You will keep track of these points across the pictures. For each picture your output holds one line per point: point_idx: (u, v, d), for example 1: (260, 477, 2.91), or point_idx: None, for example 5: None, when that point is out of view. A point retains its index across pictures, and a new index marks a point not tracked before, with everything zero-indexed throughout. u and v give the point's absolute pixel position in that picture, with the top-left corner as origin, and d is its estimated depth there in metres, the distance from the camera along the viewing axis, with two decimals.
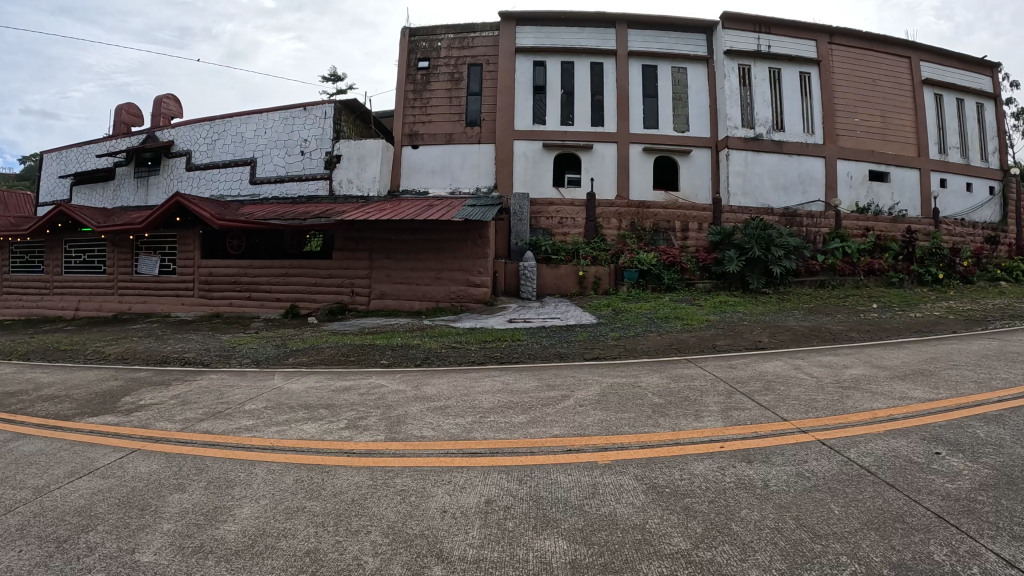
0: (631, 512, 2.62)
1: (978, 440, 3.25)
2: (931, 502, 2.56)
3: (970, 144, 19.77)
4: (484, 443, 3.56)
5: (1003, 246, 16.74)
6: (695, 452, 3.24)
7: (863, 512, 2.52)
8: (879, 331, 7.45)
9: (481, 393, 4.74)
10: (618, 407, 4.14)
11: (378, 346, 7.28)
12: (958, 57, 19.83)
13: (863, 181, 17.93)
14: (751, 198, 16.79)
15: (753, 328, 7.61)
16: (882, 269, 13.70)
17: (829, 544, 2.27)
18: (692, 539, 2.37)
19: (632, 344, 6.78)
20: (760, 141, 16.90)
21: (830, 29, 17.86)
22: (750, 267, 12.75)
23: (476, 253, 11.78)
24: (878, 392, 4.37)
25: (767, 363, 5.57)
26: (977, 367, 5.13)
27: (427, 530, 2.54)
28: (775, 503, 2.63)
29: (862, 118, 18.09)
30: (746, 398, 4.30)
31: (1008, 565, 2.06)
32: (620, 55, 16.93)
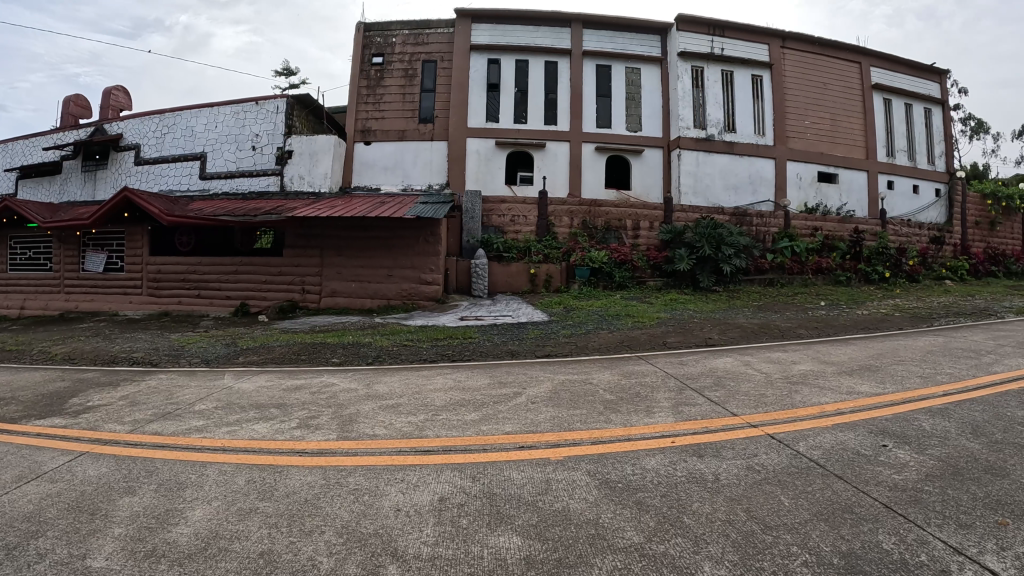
0: (584, 507, 2.65)
1: (923, 433, 3.37)
2: (879, 493, 2.65)
3: (918, 147, 20.46)
4: (437, 441, 3.54)
5: (947, 246, 17.09)
6: (648, 447, 3.28)
7: (813, 503, 2.58)
8: (826, 328, 7.63)
9: (433, 390, 4.70)
10: (570, 403, 4.17)
11: (328, 345, 7.15)
12: (908, 64, 20.45)
13: (812, 183, 18.41)
14: (702, 198, 17.10)
15: (703, 326, 7.67)
16: (830, 268, 14.17)
17: (780, 535, 2.34)
18: (645, 532, 2.41)
19: (586, 341, 6.81)
20: (711, 142, 17.20)
21: (782, 34, 18.23)
22: (701, 266, 12.99)
23: (429, 250, 11.83)
24: (826, 387, 4.50)
25: (717, 359, 5.68)
26: (920, 363, 5.30)
27: (381, 529, 2.52)
28: (725, 496, 2.68)
29: (813, 121, 18.55)
30: (697, 393, 4.38)
31: (955, 552, 2.16)
32: (576, 53, 17.02)
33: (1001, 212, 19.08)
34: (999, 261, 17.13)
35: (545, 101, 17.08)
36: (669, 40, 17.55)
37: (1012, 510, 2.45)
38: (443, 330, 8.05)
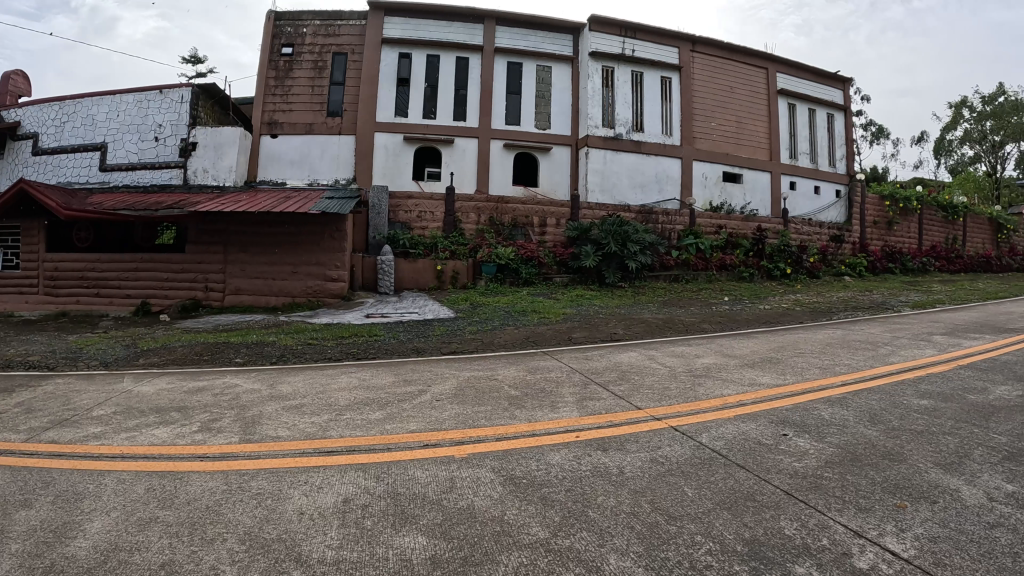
0: (490, 504, 2.64)
1: (821, 422, 3.52)
2: (780, 480, 2.74)
3: (819, 150, 21.56)
4: (341, 441, 3.46)
5: (846, 244, 17.79)
6: (552, 443, 3.29)
7: (715, 492, 2.64)
8: (730, 322, 7.93)
9: (337, 389, 4.60)
10: (475, 400, 4.16)
11: (233, 344, 6.88)
12: (813, 71, 21.42)
13: (716, 182, 19.14)
14: (609, 196, 17.51)
15: (610, 321, 7.83)
16: (734, 264, 14.93)
17: (684, 525, 2.39)
18: (551, 528, 2.42)
19: (492, 338, 6.80)
20: (619, 141, 17.58)
21: (691, 38, 18.80)
22: (607, 262, 13.42)
23: (334, 246, 11.54)
24: (729, 379, 4.67)
25: (621, 353, 5.80)
26: (819, 355, 5.57)
27: (285, 534, 2.44)
28: (630, 488, 2.71)
29: (718, 122, 19.30)
30: (601, 388, 4.45)
31: (855, 535, 2.28)
32: (488, 51, 17.04)
33: (898, 212, 19.33)
34: (896, 258, 18.23)
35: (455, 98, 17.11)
36: (581, 40, 17.79)
37: (908, 493, 2.59)
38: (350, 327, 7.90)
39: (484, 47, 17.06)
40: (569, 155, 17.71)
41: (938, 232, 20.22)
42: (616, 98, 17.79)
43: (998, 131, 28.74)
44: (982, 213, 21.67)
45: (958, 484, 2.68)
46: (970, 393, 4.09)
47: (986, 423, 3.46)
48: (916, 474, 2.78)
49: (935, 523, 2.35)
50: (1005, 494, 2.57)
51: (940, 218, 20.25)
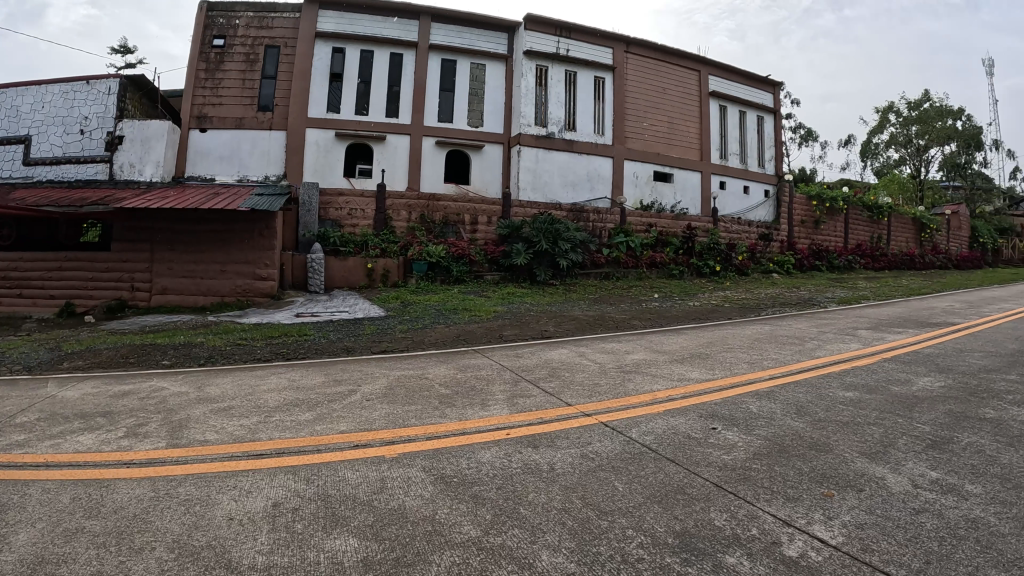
0: (421, 504, 2.62)
1: (749, 415, 3.61)
2: (710, 473, 2.79)
3: (748, 151, 22.10)
4: (270, 443, 3.38)
5: (775, 243, 18.32)
6: (482, 441, 3.27)
7: (646, 486, 2.67)
8: (660, 319, 8.07)
9: (266, 391, 4.50)
10: (405, 399, 4.12)
11: (159, 346, 6.65)
12: (744, 75, 21.93)
13: (648, 181, 19.45)
14: (540, 194, 17.59)
15: (541, 319, 7.88)
16: (664, 262, 15.30)
17: (615, 519, 2.41)
18: (482, 526, 2.41)
19: (422, 336, 6.75)
20: (551, 139, 17.70)
21: (625, 40, 19.09)
22: (538, 260, 13.45)
23: (263, 244, 11.35)
24: (658, 374, 4.75)
25: (552, 350, 5.85)
26: (746, 350, 5.73)
27: (215, 540, 2.36)
28: (561, 485, 2.71)
29: (651, 123, 19.64)
30: (531, 385, 4.48)
31: (783, 524, 2.34)
32: (422, 47, 16.95)
33: (825, 212, 19.82)
34: (823, 256, 19.10)
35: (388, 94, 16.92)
36: (515, 39, 17.86)
37: (834, 482, 2.68)
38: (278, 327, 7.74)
39: (418, 43, 16.93)
40: (501, 153, 17.76)
41: (864, 231, 21.01)
42: (549, 97, 17.90)
43: (922, 136, 30.09)
44: (906, 213, 22.63)
45: (882, 472, 2.78)
46: (892, 385, 4.27)
47: (908, 413, 3.61)
48: (842, 464, 2.88)
49: (862, 511, 2.44)
50: (927, 481, 2.69)
51: (866, 218, 21.06)
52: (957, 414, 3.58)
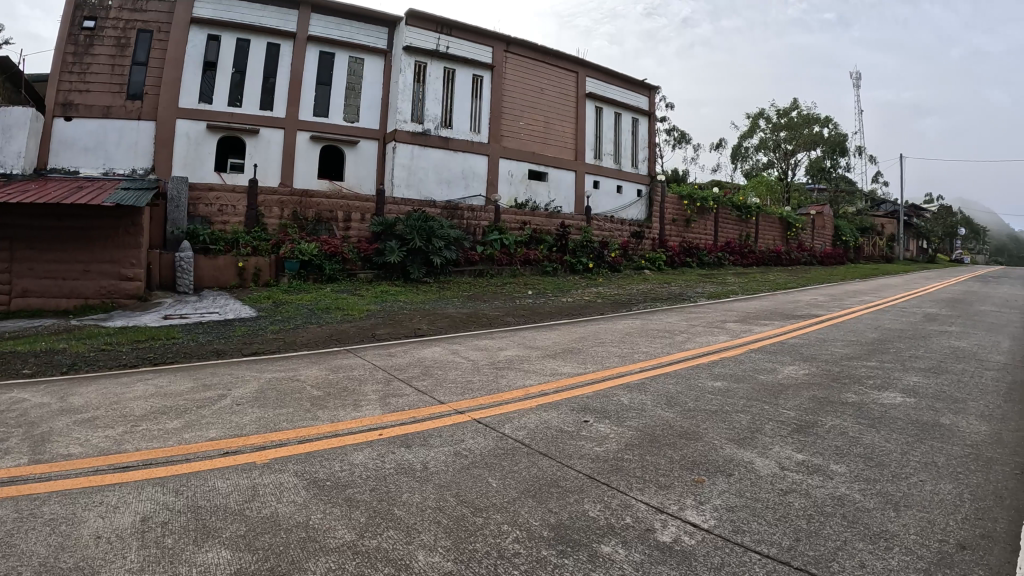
0: (294, 510, 2.52)
1: (621, 407, 3.68)
2: (582, 465, 2.83)
3: (623, 152, 22.35)
4: (140, 455, 3.18)
5: (647, 241, 18.74)
6: (355, 441, 3.19)
7: (520, 481, 2.68)
8: (532, 315, 8.18)
9: (132, 399, 4.26)
10: (276, 403, 3.96)
11: (16, 353, 6.19)
12: (621, 79, 22.17)
13: (522, 180, 19.48)
14: (415, 190, 17.29)
15: (414, 316, 7.82)
16: (537, 259, 15.27)
17: (490, 515, 2.40)
18: (357, 530, 2.35)
19: (293, 337, 6.56)
20: (427, 137, 17.40)
21: (504, 39, 18.89)
22: (411, 258, 12.83)
23: (129, 241, 10.16)
24: (531, 370, 4.77)
25: (426, 349, 5.80)
26: (618, 343, 5.86)
27: (83, 561, 2.18)
28: (435, 484, 2.68)
29: (527, 122, 19.60)
30: (404, 383, 4.38)
31: (656, 511, 2.39)
32: (300, 38, 16.56)
33: (695, 211, 20.40)
34: (693, 253, 19.82)
35: (263, 86, 16.44)
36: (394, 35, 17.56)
37: (705, 468, 2.77)
38: (141, 330, 7.32)
39: (296, 34, 16.53)
40: (377, 149, 17.54)
41: (733, 230, 21.83)
42: (426, 94, 17.55)
43: (790, 141, 31.82)
44: (773, 213, 23.84)
45: (751, 456, 2.90)
46: (759, 373, 4.49)
47: (775, 400, 3.80)
48: (712, 450, 2.98)
49: (732, 494, 2.53)
50: (793, 463, 2.82)
51: (735, 217, 21.96)
52: (821, 399, 3.81)
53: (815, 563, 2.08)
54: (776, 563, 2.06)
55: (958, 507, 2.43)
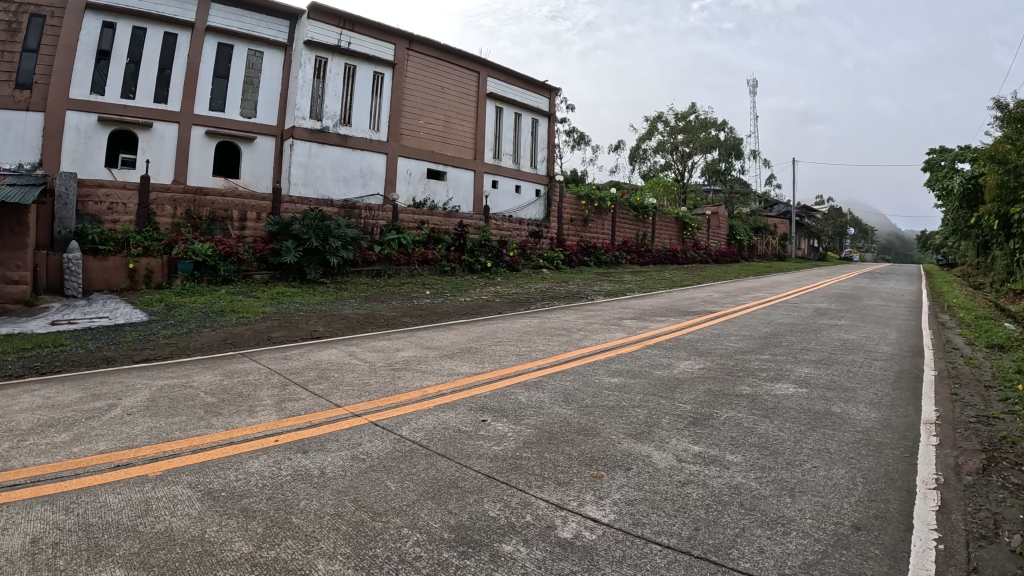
0: (190, 524, 2.40)
1: (520, 406, 3.69)
2: (482, 465, 2.81)
3: (523, 151, 20.97)
4: (25, 471, 2.95)
5: (545, 240, 17.95)
6: (250, 449, 3.09)
7: (419, 483, 2.64)
8: (430, 315, 8.05)
9: (11, 412, 3.93)
10: (168, 412, 3.75)
11: None
12: (523, 78, 20.73)
13: (420, 179, 17.84)
14: (312, 189, 15.75)
15: (309, 318, 7.49)
16: (435, 258, 14.07)
17: (389, 519, 2.35)
18: (255, 541, 2.26)
19: (183, 342, 6.09)
20: (326, 134, 15.87)
21: (407, 36, 17.40)
22: (307, 258, 11.54)
23: (12, 241, 8.73)
24: (428, 370, 4.69)
25: (322, 351, 5.59)
26: (516, 342, 5.87)
27: None
28: (332, 489, 2.62)
29: (424, 121, 17.97)
30: (300, 387, 4.22)
31: (555, 507, 2.39)
32: (200, 29, 15.30)
33: (593, 211, 19.83)
34: (591, 252, 19.33)
35: (159, 78, 15.13)
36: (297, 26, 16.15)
37: (604, 463, 2.79)
38: (26, 337, 6.59)
39: (196, 24, 15.25)
40: (275, 145, 16.19)
41: (630, 229, 21.72)
42: (325, 90, 16.00)
43: (688, 143, 32.79)
44: (669, 213, 24.14)
45: (649, 450, 2.95)
46: (655, 369, 4.60)
47: (671, 394, 3.90)
48: (611, 445, 3.01)
49: (631, 487, 2.55)
50: (690, 455, 2.89)
51: (632, 216, 21.78)
52: (716, 392, 3.98)
53: (715, 551, 2.12)
54: (677, 552, 2.09)
55: (851, 491, 2.60)
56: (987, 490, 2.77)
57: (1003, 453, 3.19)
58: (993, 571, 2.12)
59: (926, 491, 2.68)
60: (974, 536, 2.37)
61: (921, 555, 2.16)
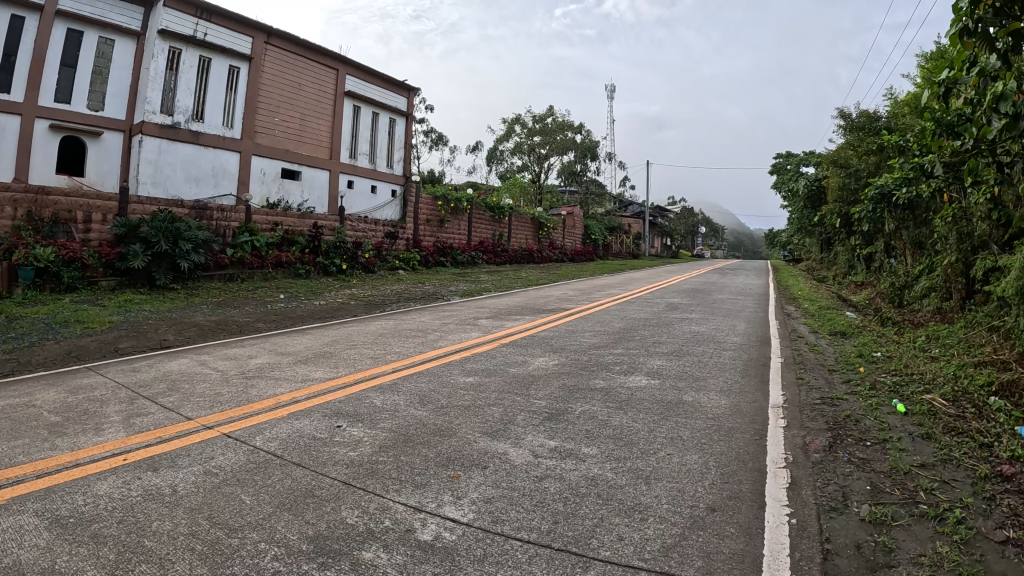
0: (34, 556, 2.16)
1: (374, 409, 3.64)
2: (338, 472, 2.75)
3: (380, 151, 19.14)
4: None
5: (402, 241, 16.50)
6: (99, 472, 2.88)
7: (274, 495, 2.56)
8: (285, 320, 7.77)
9: None
10: (6, 435, 3.42)
11: None
12: (382, 76, 19.00)
13: (275, 179, 15.97)
14: (162, 189, 13.65)
15: (158, 325, 6.89)
16: (290, 261, 12.54)
17: (246, 534, 2.26)
18: (104, 568, 2.07)
19: (23, 356, 5.50)
20: (177, 130, 13.82)
21: (266, 29, 15.49)
22: (156, 262, 9.86)
23: None
24: (283, 377, 4.53)
25: (172, 362, 5.30)
26: (371, 345, 5.80)
27: None
28: (185, 508, 2.49)
29: (279, 119, 16.08)
30: (149, 401, 3.99)
31: (414, 510, 2.38)
32: (49, 13, 12.59)
33: (449, 211, 18.46)
34: (447, 253, 18.10)
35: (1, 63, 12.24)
36: (153, 13, 13.73)
37: (461, 463, 2.80)
38: None
39: (44, 6, 12.52)
40: (123, 142, 13.69)
41: (486, 229, 20.65)
42: (179, 84, 13.89)
43: (544, 146, 33.93)
44: (525, 213, 23.36)
45: (505, 447, 2.99)
46: (510, 367, 4.69)
47: (525, 391, 3.99)
48: (466, 445, 3.03)
49: (489, 485, 2.57)
50: (546, 450, 2.96)
51: (488, 217, 20.65)
52: (571, 387, 4.11)
53: (575, 542, 2.16)
54: (537, 546, 2.13)
55: (704, 475, 2.73)
56: (833, 465, 3.00)
57: (847, 431, 3.50)
58: (842, 540, 2.30)
59: (776, 470, 2.85)
60: (825, 508, 2.55)
61: (773, 530, 2.31)
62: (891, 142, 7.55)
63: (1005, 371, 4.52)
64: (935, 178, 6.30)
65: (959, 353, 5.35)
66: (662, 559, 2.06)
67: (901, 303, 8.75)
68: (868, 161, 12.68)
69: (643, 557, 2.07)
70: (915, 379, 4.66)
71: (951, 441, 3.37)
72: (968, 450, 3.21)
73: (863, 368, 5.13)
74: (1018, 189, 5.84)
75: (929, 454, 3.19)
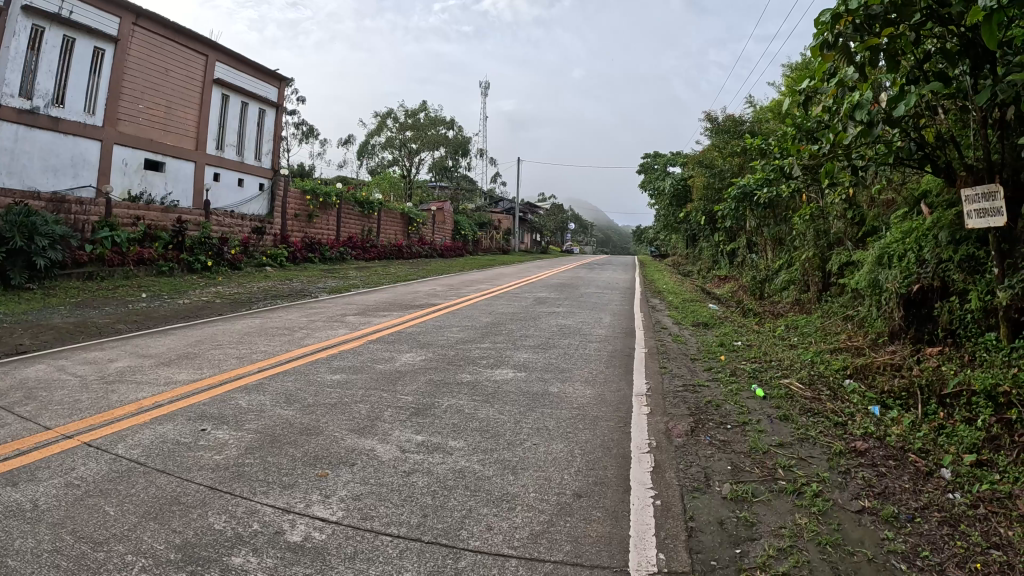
0: None
1: (239, 411, 3.54)
2: (203, 476, 2.67)
3: (248, 143, 18.52)
4: None
5: (268, 237, 15.94)
6: None
7: (138, 505, 2.45)
8: (148, 321, 7.37)
9: None
10: None
11: None
12: (253, 65, 18.29)
13: (138, 170, 15.08)
14: (17, 179, 12.55)
15: (10, 329, 6.35)
16: (153, 258, 11.88)
17: (112, 547, 2.14)
18: None
19: None
20: (36, 116, 12.78)
21: (134, 9, 14.55)
22: (10, 261, 9.07)
23: None
24: (144, 381, 4.30)
25: (25, 368, 4.91)
26: (236, 345, 5.61)
27: None
28: (47, 522, 2.32)
29: (145, 107, 15.16)
30: (2, 411, 3.69)
31: (283, 512, 2.35)
32: None
33: (318, 206, 18.02)
34: (316, 249, 17.61)
35: None
36: None
37: (328, 461, 2.78)
38: None
39: None
40: None
41: (356, 225, 20.33)
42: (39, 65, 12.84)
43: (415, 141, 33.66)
44: (395, 208, 23.16)
45: (373, 444, 2.98)
46: (377, 364, 4.68)
47: (392, 387, 4.01)
48: (333, 443, 3.00)
49: (357, 483, 2.57)
50: (413, 445, 2.98)
51: (358, 213, 20.33)
52: (438, 381, 4.16)
53: (444, 534, 2.20)
54: (408, 540, 2.16)
55: (572, 462, 2.84)
56: (695, 448, 3.19)
57: (708, 415, 3.73)
58: (705, 517, 2.47)
59: (640, 455, 3.00)
60: (689, 488, 2.72)
61: (640, 511, 2.44)
62: (754, 145, 8.04)
63: (859, 356, 4.95)
64: (795, 180, 6.76)
65: (815, 341, 5.80)
66: (531, 545, 2.14)
67: (762, 295, 9.41)
68: (732, 162, 13.49)
69: (512, 545, 2.14)
70: (774, 365, 5.04)
71: (807, 421, 3.66)
72: (822, 429, 3.51)
73: (724, 357, 5.45)
74: (876, 191, 6.47)
75: (787, 434, 3.45)
